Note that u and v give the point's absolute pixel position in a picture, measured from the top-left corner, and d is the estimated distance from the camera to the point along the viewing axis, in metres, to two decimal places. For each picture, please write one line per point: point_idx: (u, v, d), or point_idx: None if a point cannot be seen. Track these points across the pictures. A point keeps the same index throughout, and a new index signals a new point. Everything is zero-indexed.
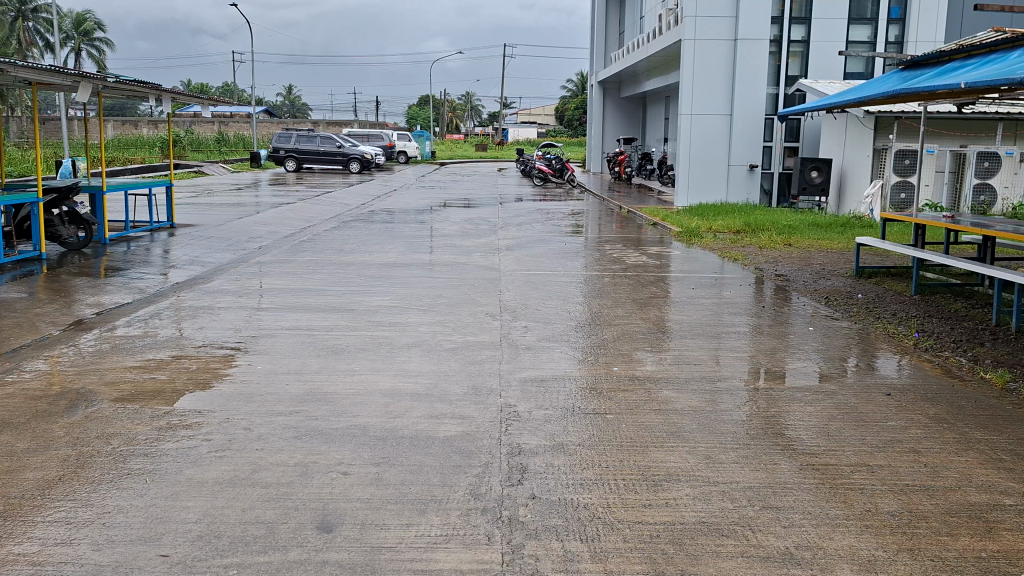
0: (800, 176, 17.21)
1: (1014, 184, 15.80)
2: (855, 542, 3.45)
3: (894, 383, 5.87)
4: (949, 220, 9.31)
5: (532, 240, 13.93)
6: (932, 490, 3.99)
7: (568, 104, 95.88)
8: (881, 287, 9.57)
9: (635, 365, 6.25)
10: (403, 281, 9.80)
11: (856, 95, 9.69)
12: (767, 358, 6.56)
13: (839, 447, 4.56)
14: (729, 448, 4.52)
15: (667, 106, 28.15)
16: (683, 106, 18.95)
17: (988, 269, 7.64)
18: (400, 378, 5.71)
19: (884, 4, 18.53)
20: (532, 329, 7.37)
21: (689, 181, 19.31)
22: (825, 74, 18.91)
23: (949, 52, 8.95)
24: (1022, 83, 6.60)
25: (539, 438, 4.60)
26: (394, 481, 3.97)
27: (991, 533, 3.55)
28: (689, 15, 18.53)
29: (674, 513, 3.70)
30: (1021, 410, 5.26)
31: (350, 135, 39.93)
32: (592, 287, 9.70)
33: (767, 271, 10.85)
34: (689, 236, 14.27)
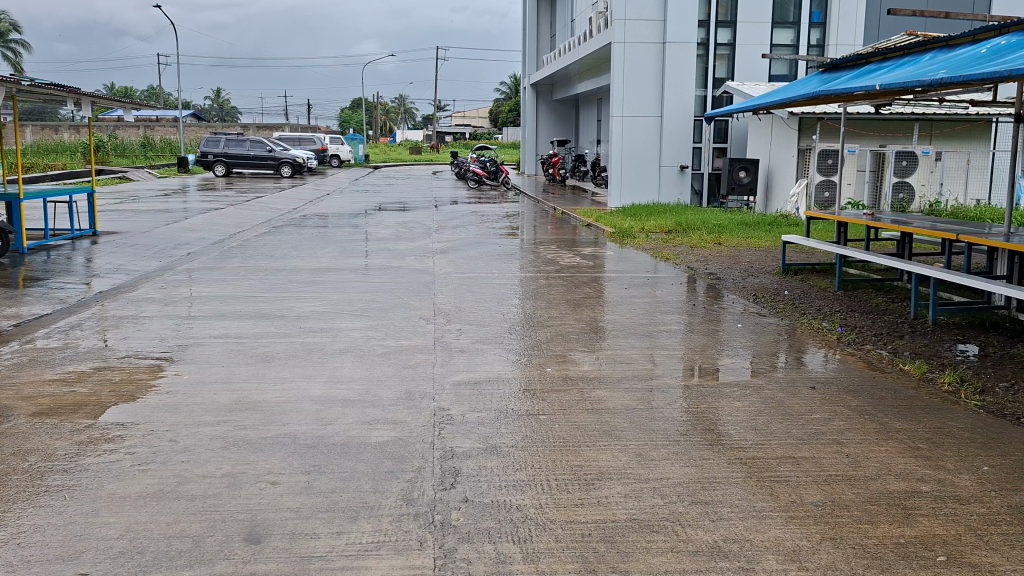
0: (728, 176, 17.58)
1: (930, 182, 16.38)
2: (781, 534, 3.54)
3: (819, 377, 6.03)
4: (870, 217, 9.64)
5: (467, 243, 13.91)
6: (853, 480, 4.11)
7: (502, 106, 96.18)
8: (806, 284, 9.84)
9: (569, 365, 6.30)
10: (335, 286, 9.68)
11: (778, 96, 9.93)
12: (698, 356, 6.67)
13: (765, 441, 4.67)
14: (660, 445, 4.58)
15: (599, 108, 28.43)
16: (615, 108, 19.19)
17: (905, 264, 7.90)
18: (332, 385, 5.63)
19: (805, 8, 19.03)
20: (465, 331, 7.37)
21: (623, 182, 19.57)
22: (752, 76, 19.33)
23: (866, 55, 9.25)
24: (933, 86, 6.87)
25: (472, 441, 4.60)
26: (325, 489, 3.92)
27: (909, 520, 3.67)
28: (618, 18, 18.80)
29: (605, 511, 3.73)
30: (938, 400, 5.47)
31: (281, 139, 39.39)
32: (527, 288, 9.74)
33: (699, 270, 11.03)
34: (623, 237, 14.46)
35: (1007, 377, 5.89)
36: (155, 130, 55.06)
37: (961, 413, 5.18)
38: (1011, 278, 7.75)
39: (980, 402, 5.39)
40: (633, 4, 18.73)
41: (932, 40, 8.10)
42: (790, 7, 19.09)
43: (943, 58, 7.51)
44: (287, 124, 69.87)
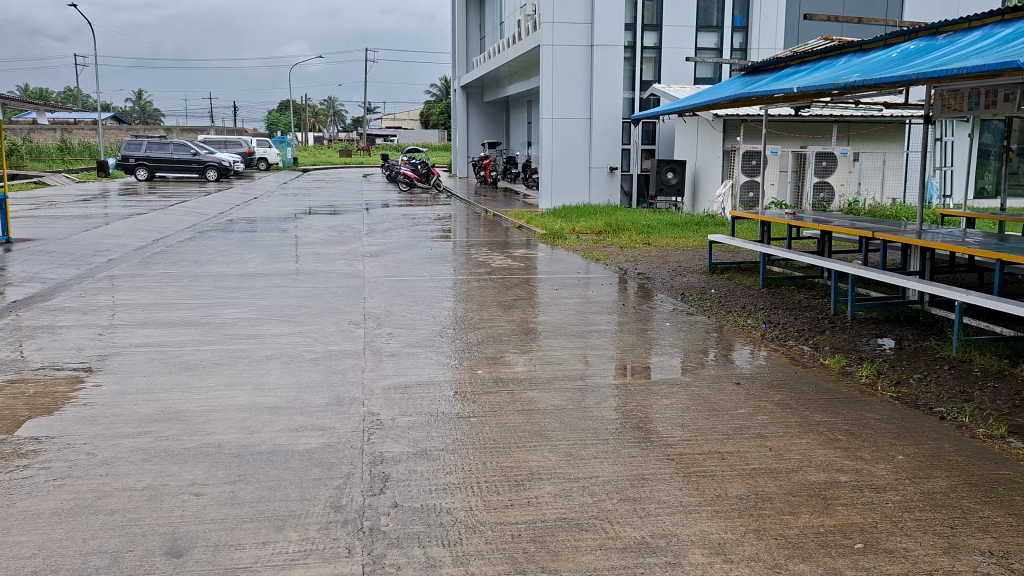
0: (656, 177, 17.83)
1: (848, 181, 17.06)
2: (706, 527, 3.60)
3: (745, 373, 6.17)
4: (792, 216, 9.90)
5: (398, 246, 13.82)
6: (776, 472, 4.22)
7: (432, 109, 96.01)
8: (732, 282, 10.05)
9: (501, 367, 6.32)
10: (263, 291, 9.51)
11: (702, 98, 10.14)
12: (629, 355, 6.75)
13: (693, 437, 4.75)
14: (589, 444, 4.62)
15: (529, 111, 28.59)
16: (544, 110, 19.32)
17: (825, 262, 8.14)
18: (258, 393, 5.52)
19: (728, 13, 19.46)
20: (396, 335, 7.32)
21: (553, 183, 19.70)
22: (678, 79, 19.69)
23: (785, 58, 9.50)
24: (848, 88, 7.09)
25: (402, 445, 4.56)
26: (250, 499, 3.85)
27: (828, 509, 3.79)
28: (547, 21, 18.94)
29: (535, 511, 3.74)
30: (855, 392, 5.65)
31: (207, 143, 38.52)
32: (459, 291, 9.72)
33: (629, 271, 11.17)
34: (554, 238, 14.56)
35: (921, 368, 6.14)
36: (73, 133, 53.18)
37: (878, 405, 5.36)
38: (924, 274, 8.04)
39: (896, 394, 5.59)
40: (561, 8, 18.89)
41: (848, 45, 8.39)
42: (714, 11, 19.47)
43: (858, 62, 7.76)
44: (213, 127, 68.37)
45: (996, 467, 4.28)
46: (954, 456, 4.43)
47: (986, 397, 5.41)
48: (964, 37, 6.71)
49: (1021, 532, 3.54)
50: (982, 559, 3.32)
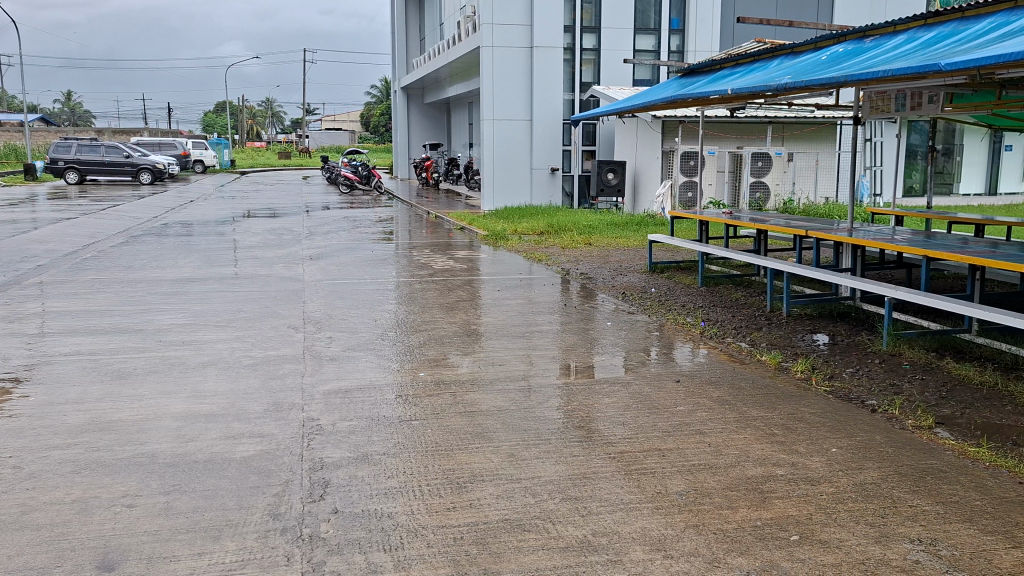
0: (597, 177, 17.92)
1: (783, 181, 17.46)
2: (646, 524, 3.64)
3: (685, 370, 6.26)
4: (728, 216, 10.07)
5: (338, 248, 13.68)
6: (715, 467, 4.28)
7: (372, 110, 95.24)
8: (672, 281, 10.19)
9: (444, 369, 6.29)
10: (200, 296, 9.31)
11: (639, 99, 10.25)
12: (572, 355, 6.79)
13: (635, 435, 4.79)
14: (531, 445, 4.63)
15: (471, 112, 28.56)
16: (485, 111, 19.31)
17: (761, 260, 8.31)
18: (194, 401, 5.39)
19: (665, 15, 19.69)
20: (337, 339, 7.23)
21: (495, 185, 19.71)
22: (616, 81, 19.88)
23: (719, 61, 9.66)
24: (779, 90, 7.23)
25: (343, 450, 4.51)
26: (185, 509, 3.76)
27: (765, 503, 3.86)
28: (486, 22, 18.94)
29: (477, 513, 3.73)
30: (791, 387, 5.79)
31: (140, 144, 37.60)
32: (400, 293, 9.67)
33: (571, 271, 11.25)
34: (496, 239, 14.53)
35: (853, 362, 6.31)
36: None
37: (813, 399, 5.49)
38: (855, 272, 8.25)
39: (830, 388, 5.73)
40: (500, 9, 18.92)
41: (780, 48, 8.57)
42: (651, 14, 19.69)
43: (789, 65, 7.94)
44: (147, 129, 66.79)
45: (925, 457, 4.41)
46: (884, 447, 4.56)
47: (915, 389, 5.58)
48: (890, 40, 6.90)
49: (948, 519, 3.66)
50: (911, 547, 3.42)
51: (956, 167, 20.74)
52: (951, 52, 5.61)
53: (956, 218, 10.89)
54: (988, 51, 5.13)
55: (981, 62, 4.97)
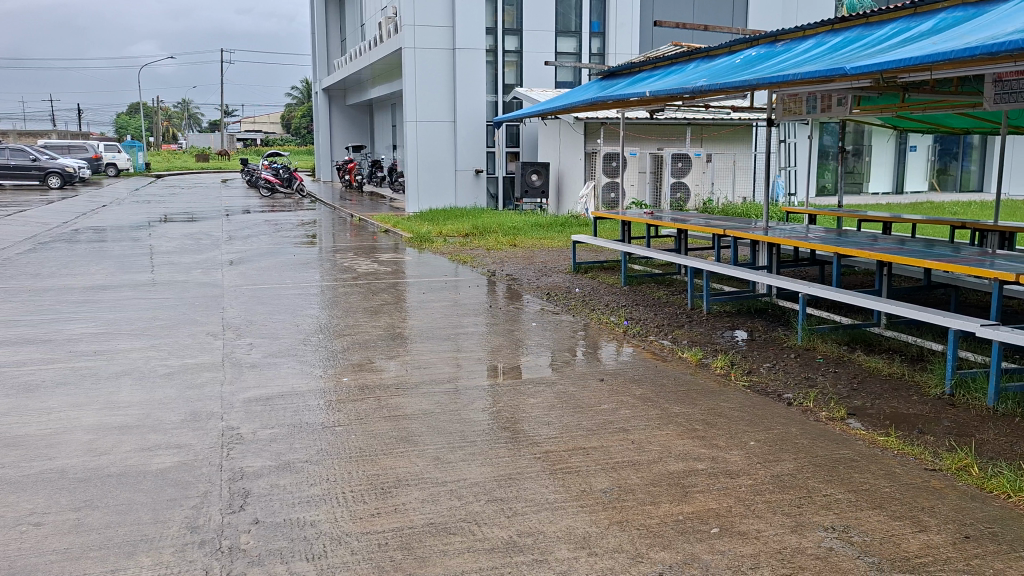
0: (521, 179, 17.97)
1: (702, 181, 17.80)
2: (572, 523, 3.66)
3: (609, 369, 6.34)
4: (650, 216, 10.25)
5: (259, 253, 13.41)
6: (638, 464, 4.35)
7: (293, 112, 93.66)
8: (596, 281, 10.31)
9: (369, 373, 6.24)
10: (113, 304, 8.99)
11: (560, 101, 10.33)
12: (498, 356, 6.80)
13: (560, 435, 4.82)
14: (458, 447, 4.62)
15: (394, 114, 28.34)
16: (408, 113, 19.20)
17: (682, 259, 8.46)
18: (107, 412, 5.21)
19: (586, 18, 19.91)
20: (257, 345, 7.08)
21: (419, 187, 19.59)
22: (539, 83, 20.00)
23: (638, 64, 9.83)
24: (696, 93, 7.39)
25: (264, 459, 4.42)
26: (97, 525, 3.62)
27: (686, 497, 3.93)
28: (407, 23, 18.85)
29: (402, 517, 3.71)
30: (712, 383, 5.92)
31: (47, 147, 36.09)
32: (323, 297, 9.53)
33: (497, 272, 11.29)
34: (421, 242, 14.44)
35: (770, 357, 6.49)
36: None
37: (733, 394, 5.63)
38: (771, 269, 8.48)
39: (748, 382, 5.89)
40: (422, 10, 18.84)
41: (696, 52, 8.76)
42: (572, 16, 19.88)
43: (705, 68, 8.12)
44: (54, 131, 64.13)
45: (837, 446, 4.57)
46: (800, 439, 4.69)
47: (828, 382, 5.77)
48: (800, 45, 7.14)
49: (859, 506, 3.79)
50: (826, 534, 3.53)
51: (866, 167, 21.52)
52: (857, 56, 5.83)
53: (867, 216, 11.23)
54: (889, 55, 5.35)
55: (884, 66, 5.17)
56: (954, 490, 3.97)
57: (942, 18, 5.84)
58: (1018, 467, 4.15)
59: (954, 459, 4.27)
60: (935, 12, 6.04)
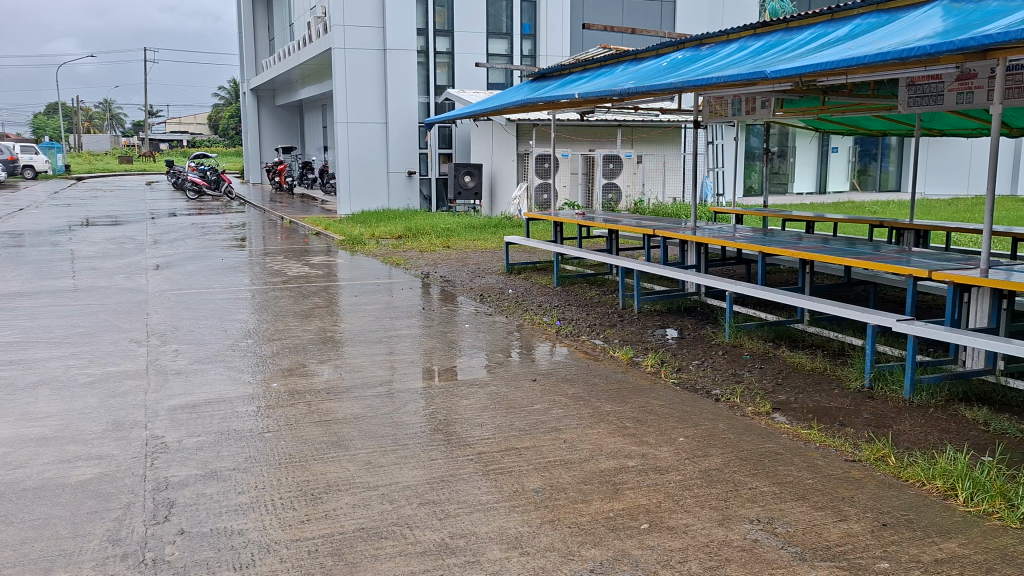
0: (454, 181, 17.93)
1: (634, 182, 18.15)
2: (504, 523, 3.68)
3: (542, 369, 6.38)
4: (581, 217, 10.35)
5: (186, 257, 13.08)
6: (569, 463, 4.39)
7: (220, 112, 91.77)
8: (528, 282, 10.36)
9: (301, 378, 6.15)
10: (30, 312, 8.66)
11: (491, 103, 10.32)
12: (433, 358, 6.78)
13: (493, 436, 4.83)
14: (389, 451, 4.58)
15: (324, 115, 27.95)
16: (339, 114, 18.96)
17: (613, 259, 8.55)
18: (23, 424, 5.02)
19: (516, 20, 20.05)
20: (183, 352, 6.91)
21: (351, 188, 19.36)
22: (470, 84, 19.98)
23: (567, 66, 9.90)
24: (624, 95, 7.46)
25: (189, 468, 4.32)
26: (11, 542, 3.49)
27: (617, 494, 3.98)
28: (337, 23, 18.62)
29: (333, 523, 3.67)
30: (643, 381, 6.01)
31: None
32: (252, 301, 9.36)
33: (430, 274, 11.25)
34: (353, 244, 14.29)
35: (699, 354, 6.62)
36: None
37: (663, 391, 5.73)
38: (700, 268, 8.64)
39: (677, 379, 6.00)
40: (352, 11, 18.64)
41: (624, 54, 8.86)
42: (503, 18, 19.97)
43: (632, 71, 8.23)
44: None
45: (762, 440, 4.69)
46: (727, 434, 4.80)
47: (754, 377, 5.92)
48: (723, 48, 7.28)
49: (783, 498, 3.90)
50: (750, 527, 3.61)
51: (790, 168, 22.14)
52: (777, 60, 5.99)
53: (791, 216, 11.50)
54: (807, 60, 5.52)
55: (802, 70, 5.32)
56: (872, 479, 4.12)
57: (858, 24, 6.05)
58: (932, 455, 4.33)
59: (873, 450, 4.42)
60: (851, 18, 6.25)
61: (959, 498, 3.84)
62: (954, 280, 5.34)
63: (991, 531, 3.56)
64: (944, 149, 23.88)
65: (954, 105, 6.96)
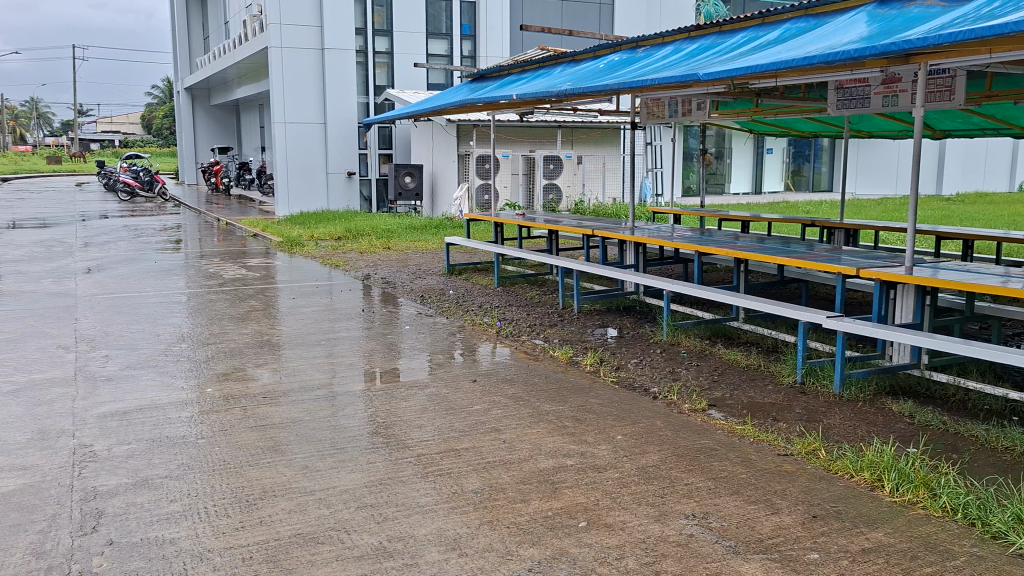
0: (395, 181, 17.79)
1: (574, 183, 18.37)
2: (443, 525, 3.67)
3: (483, 369, 6.39)
4: (521, 217, 10.38)
5: (117, 260, 12.73)
6: (509, 463, 4.40)
7: (154, 112, 89.52)
8: (469, 283, 10.37)
9: (237, 382, 6.04)
10: None
11: (430, 104, 10.30)
12: (373, 360, 6.73)
13: (433, 438, 4.81)
14: (327, 455, 4.53)
15: (261, 115, 27.52)
16: (276, 114, 18.67)
17: (553, 259, 8.59)
18: None
19: (456, 21, 20.04)
20: (114, 357, 6.73)
21: (290, 189, 19.08)
22: (410, 85, 19.89)
23: (506, 67, 9.92)
24: (562, 96, 7.50)
25: (119, 477, 4.20)
26: None
27: (555, 493, 4.00)
28: (273, 22, 18.35)
29: (268, 530, 3.61)
30: (582, 380, 6.06)
31: None
32: (186, 305, 9.15)
33: (370, 275, 11.17)
34: (292, 246, 14.12)
35: (637, 353, 6.70)
36: None
37: (601, 390, 5.78)
38: (638, 267, 8.75)
39: (616, 378, 6.05)
40: (289, 10, 18.39)
41: (562, 56, 8.92)
42: (442, 18, 19.96)
43: (570, 72, 8.29)
44: None
45: (699, 436, 4.77)
46: (664, 431, 4.87)
47: (691, 374, 6.02)
48: (659, 51, 7.39)
49: (718, 493, 3.97)
50: (686, 522, 3.67)
51: (727, 169, 22.59)
52: (710, 63, 6.10)
53: (727, 216, 11.70)
54: (738, 63, 5.64)
55: (733, 73, 5.43)
56: (804, 472, 4.22)
57: (788, 28, 6.19)
58: (860, 448, 4.46)
59: (804, 444, 4.53)
60: (781, 23, 6.40)
61: (886, 489, 3.96)
62: (881, 278, 5.51)
63: (915, 520, 3.68)
64: (874, 150, 24.63)
65: (881, 108, 7.16)
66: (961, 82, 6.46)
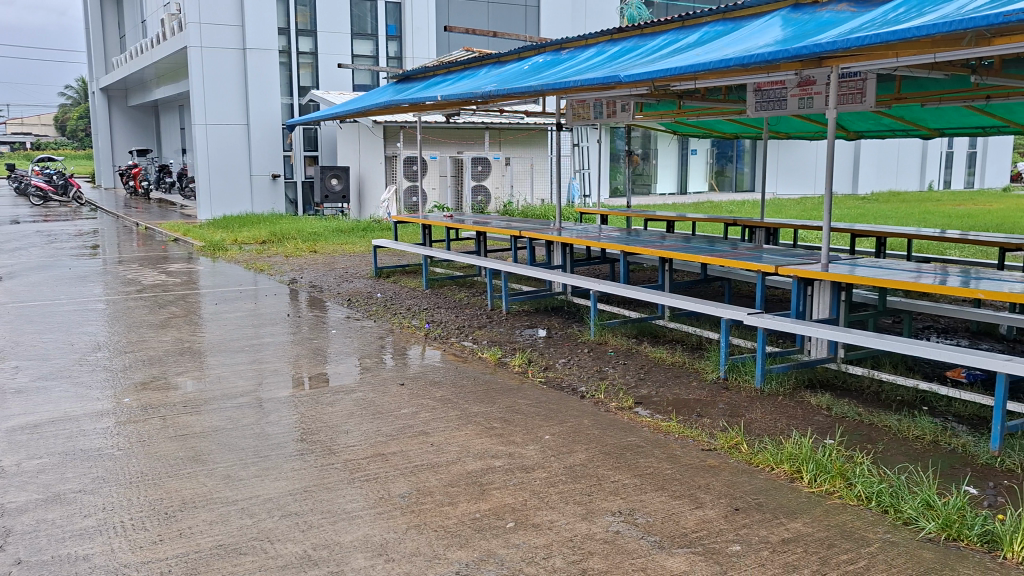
0: (321, 184, 17.42)
1: (503, 184, 18.40)
2: (370, 530, 3.62)
3: (412, 372, 6.34)
4: (449, 219, 10.35)
5: (30, 267, 12.22)
6: (436, 466, 4.37)
7: (68, 112, 86.32)
8: (397, 285, 10.30)
9: (156, 391, 5.86)
10: None
11: (355, 104, 10.18)
12: (299, 365, 6.62)
13: (360, 443, 4.75)
14: (250, 464, 4.43)
15: (182, 116, 26.81)
16: (196, 115, 18.17)
17: (480, 260, 8.56)
18: None
19: (381, 22, 19.93)
20: (24, 368, 6.46)
21: (212, 192, 18.62)
22: (335, 86, 19.66)
23: (431, 67, 9.86)
24: (486, 98, 7.47)
25: (29, 493, 4.03)
26: None
27: (483, 495, 3.99)
28: (192, 21, 17.87)
29: (188, 542, 3.51)
30: (511, 380, 6.07)
31: None
32: (103, 312, 8.85)
33: (296, 279, 11.00)
34: (214, 250, 13.81)
35: (565, 353, 6.74)
36: None
37: (530, 390, 5.80)
38: (566, 268, 8.80)
39: (544, 379, 6.08)
40: (208, 9, 17.95)
41: (487, 57, 8.91)
42: (367, 19, 19.81)
43: (495, 74, 8.29)
44: None
45: (625, 434, 4.82)
46: (591, 430, 4.91)
47: (618, 373, 6.08)
48: (583, 52, 7.44)
49: (644, 489, 4.02)
50: (613, 519, 3.70)
51: (653, 169, 22.96)
52: (632, 65, 6.16)
53: (653, 216, 11.87)
54: (659, 65, 5.72)
55: (655, 76, 5.50)
56: (726, 466, 4.31)
57: (706, 32, 6.31)
58: (780, 440, 4.57)
59: (727, 439, 4.62)
60: (700, 25, 6.51)
61: (804, 480, 4.07)
62: (798, 274, 5.67)
63: (832, 509, 3.79)
64: (794, 151, 25.37)
65: (797, 109, 7.34)
66: (871, 84, 6.68)
